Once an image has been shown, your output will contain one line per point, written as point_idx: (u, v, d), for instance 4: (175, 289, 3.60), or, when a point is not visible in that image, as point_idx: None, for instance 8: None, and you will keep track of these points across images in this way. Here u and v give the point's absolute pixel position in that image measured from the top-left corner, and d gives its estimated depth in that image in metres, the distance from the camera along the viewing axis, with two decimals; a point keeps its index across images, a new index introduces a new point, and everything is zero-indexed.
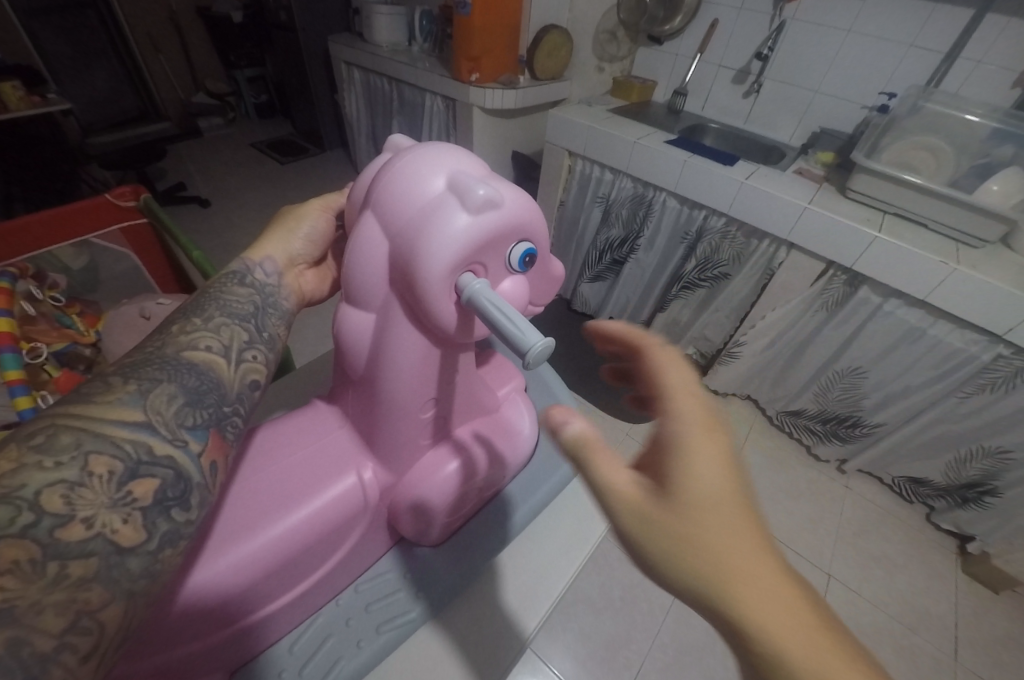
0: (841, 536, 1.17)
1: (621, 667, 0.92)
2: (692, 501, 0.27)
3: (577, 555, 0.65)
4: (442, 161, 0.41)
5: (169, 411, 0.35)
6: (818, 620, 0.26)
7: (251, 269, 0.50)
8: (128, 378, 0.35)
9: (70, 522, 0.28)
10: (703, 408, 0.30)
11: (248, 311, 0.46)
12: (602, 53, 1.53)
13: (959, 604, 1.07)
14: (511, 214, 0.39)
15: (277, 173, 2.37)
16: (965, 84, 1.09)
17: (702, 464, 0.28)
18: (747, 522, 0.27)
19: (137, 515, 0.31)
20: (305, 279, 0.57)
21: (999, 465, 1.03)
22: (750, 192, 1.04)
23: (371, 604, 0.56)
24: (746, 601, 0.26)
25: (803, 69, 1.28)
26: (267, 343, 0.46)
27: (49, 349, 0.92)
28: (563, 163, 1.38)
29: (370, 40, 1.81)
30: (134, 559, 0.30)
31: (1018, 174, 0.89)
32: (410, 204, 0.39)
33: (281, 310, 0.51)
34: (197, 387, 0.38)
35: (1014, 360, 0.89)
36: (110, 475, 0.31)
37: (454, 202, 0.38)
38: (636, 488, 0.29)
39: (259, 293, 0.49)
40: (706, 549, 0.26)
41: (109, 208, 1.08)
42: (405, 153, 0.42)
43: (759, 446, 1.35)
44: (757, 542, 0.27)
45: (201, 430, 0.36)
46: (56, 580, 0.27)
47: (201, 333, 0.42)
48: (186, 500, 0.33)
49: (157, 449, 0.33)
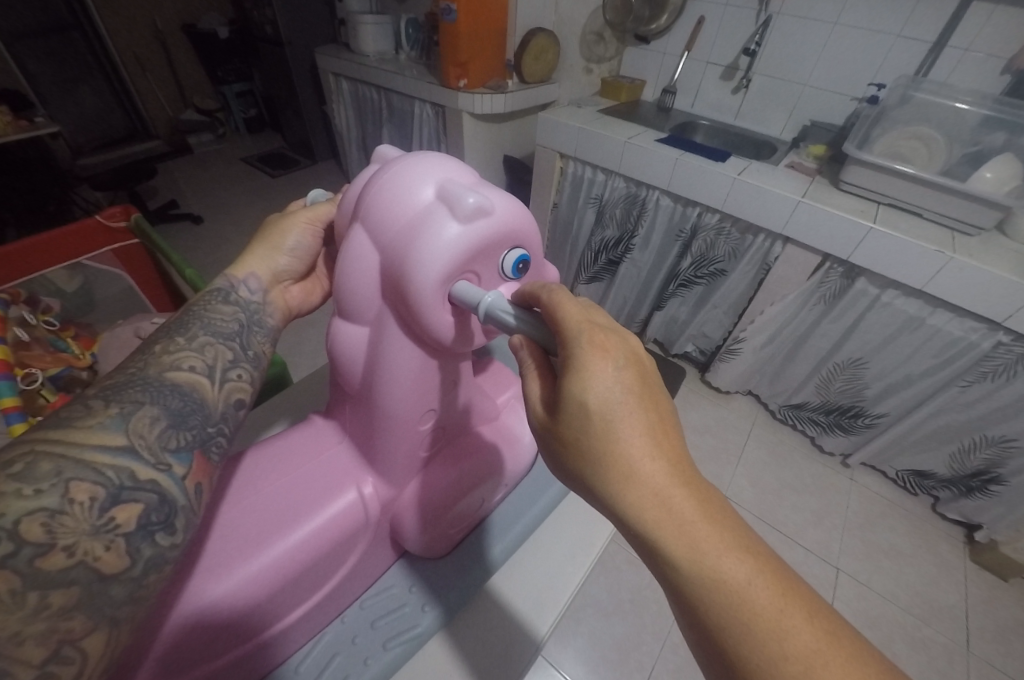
0: (848, 528, 1.16)
1: (633, 670, 0.92)
2: (582, 415, 0.32)
3: (582, 561, 0.64)
4: (429, 170, 0.40)
5: (152, 434, 0.35)
6: (698, 508, 0.31)
7: (235, 287, 0.50)
8: (110, 402, 0.35)
9: (51, 551, 0.28)
10: (597, 333, 0.33)
11: (232, 330, 0.47)
12: (589, 54, 1.53)
13: (967, 590, 1.07)
14: (502, 222, 0.39)
15: (269, 185, 2.37)
16: (953, 73, 1.08)
17: (589, 388, 0.32)
18: (634, 431, 0.31)
19: (121, 541, 0.30)
20: (290, 295, 0.57)
21: (1001, 452, 1.03)
22: (742, 188, 1.04)
23: (377, 620, 0.56)
24: (632, 491, 0.31)
25: (791, 63, 1.27)
26: (252, 361, 0.47)
27: (45, 374, 0.91)
28: (555, 165, 1.37)
29: (357, 50, 1.81)
30: (118, 586, 0.30)
31: (1009, 162, 0.89)
32: (399, 215, 0.39)
33: (266, 328, 0.51)
34: (181, 408, 0.38)
35: (1014, 347, 0.89)
36: (91, 502, 0.30)
37: (443, 211, 0.37)
38: (540, 400, 0.36)
39: (244, 311, 0.49)
40: (596, 452, 0.32)
41: (100, 230, 1.07)
42: (393, 164, 0.42)
43: (762, 441, 1.35)
44: (645, 447, 0.31)
45: (185, 453, 0.36)
46: (37, 610, 0.26)
47: (185, 353, 0.42)
48: (171, 524, 0.33)
49: (140, 474, 0.33)
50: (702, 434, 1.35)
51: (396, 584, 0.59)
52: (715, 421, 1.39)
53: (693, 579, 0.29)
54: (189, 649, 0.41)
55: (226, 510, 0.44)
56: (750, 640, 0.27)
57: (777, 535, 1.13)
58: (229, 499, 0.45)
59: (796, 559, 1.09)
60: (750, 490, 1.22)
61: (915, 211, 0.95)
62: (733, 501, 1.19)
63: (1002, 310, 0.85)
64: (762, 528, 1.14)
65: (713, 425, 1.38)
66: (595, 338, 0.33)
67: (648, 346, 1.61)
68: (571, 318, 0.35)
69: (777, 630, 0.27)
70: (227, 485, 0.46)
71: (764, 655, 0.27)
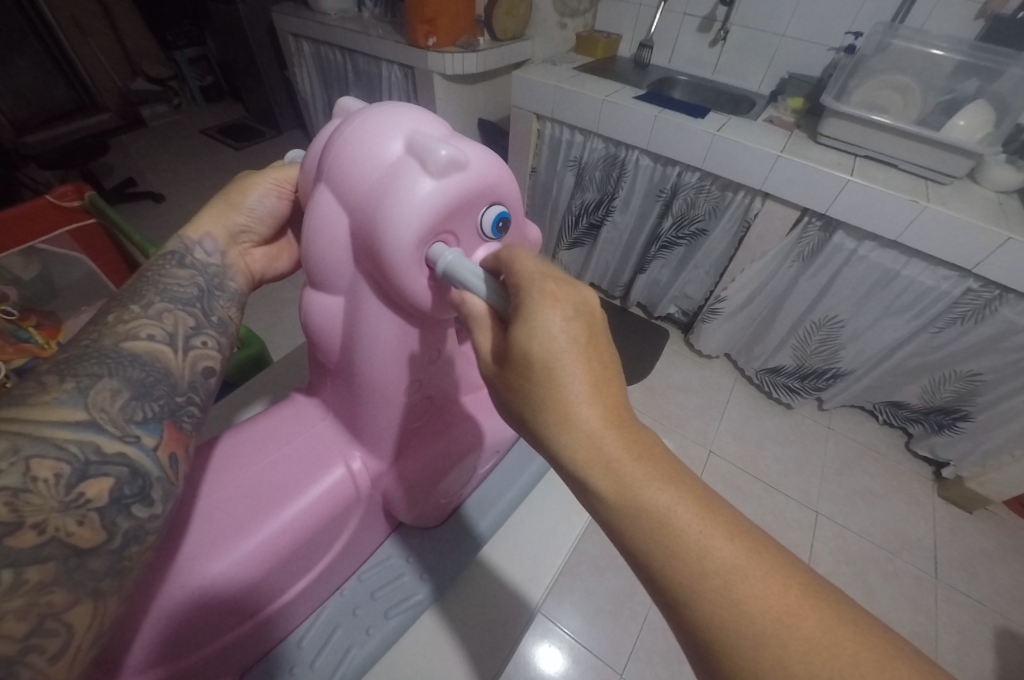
0: (827, 473, 1.22)
1: (627, 618, 0.96)
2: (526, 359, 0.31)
3: (576, 521, 0.67)
4: (397, 123, 0.38)
5: (115, 408, 0.34)
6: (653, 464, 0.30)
7: (190, 249, 0.48)
8: (64, 376, 0.33)
9: (19, 530, 0.26)
10: (549, 284, 0.33)
11: (190, 295, 0.45)
12: (563, 8, 1.44)
13: (935, 524, 1.14)
14: (478, 176, 0.37)
15: (235, 161, 2.26)
16: (930, 17, 1.07)
17: (536, 330, 0.31)
18: (576, 373, 0.31)
19: (94, 516, 0.29)
20: (252, 258, 0.54)
21: (969, 388, 1.08)
22: (722, 144, 1.03)
23: (376, 590, 0.57)
24: (572, 435, 0.31)
25: (768, 12, 1.24)
26: (217, 327, 0.46)
27: (9, 366, 0.88)
28: (531, 127, 1.33)
29: (317, 9, 1.70)
30: (96, 559, 0.29)
31: (980, 109, 0.90)
32: (368, 172, 0.37)
33: (228, 293, 0.49)
34: (144, 380, 0.37)
35: (981, 291, 0.92)
36: (57, 479, 0.29)
37: (415, 166, 0.35)
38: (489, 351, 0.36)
39: (202, 275, 0.47)
40: (538, 404, 0.32)
41: (49, 209, 1.01)
42: (357, 118, 0.39)
43: (744, 397, 1.39)
44: (583, 388, 0.31)
45: (153, 424, 0.35)
46: (13, 587, 0.25)
47: (141, 321, 0.40)
48: (147, 496, 0.33)
49: (107, 447, 0.32)
50: (687, 393, 1.38)
51: (393, 555, 0.60)
52: (699, 381, 1.42)
53: (630, 519, 0.29)
54: (183, 631, 0.41)
55: (210, 493, 0.43)
56: (679, 568, 0.28)
57: (760, 485, 1.18)
58: (211, 484, 0.44)
59: (777, 505, 1.14)
60: (734, 443, 1.27)
61: (890, 163, 0.96)
62: (718, 455, 1.24)
63: (973, 257, 0.87)
64: (745, 479, 1.19)
65: (697, 385, 1.41)
66: (546, 287, 0.33)
67: (631, 310, 1.62)
68: (527, 271, 0.34)
69: (702, 550, 0.28)
70: (209, 469, 0.45)
71: (694, 585, 0.27)
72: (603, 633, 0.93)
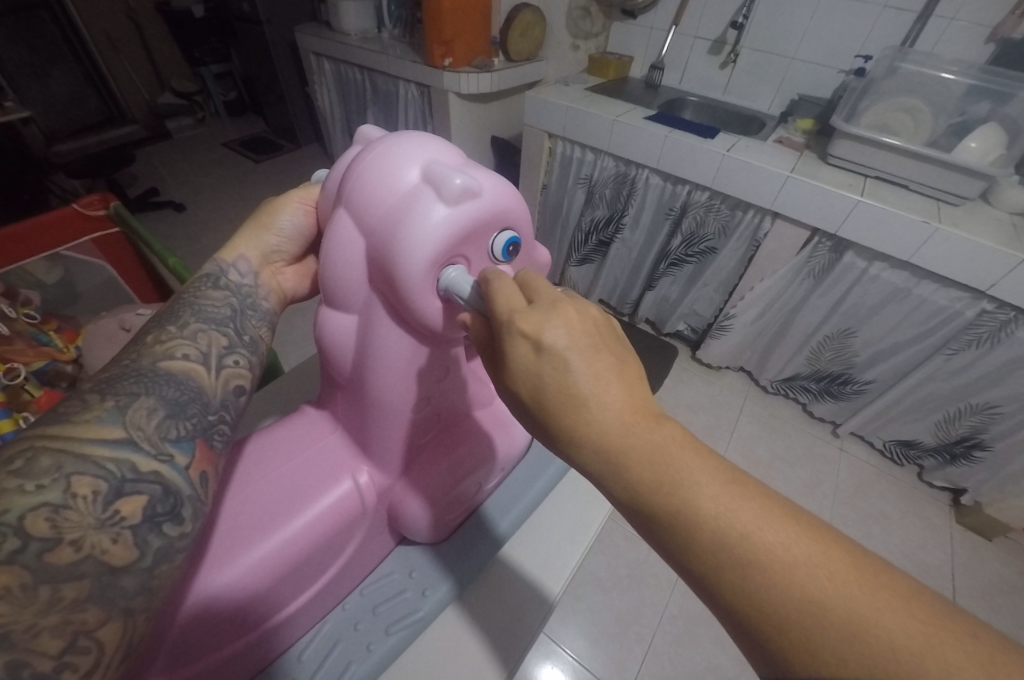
0: (838, 495, 1.20)
1: (632, 641, 0.93)
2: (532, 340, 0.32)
3: (580, 540, 0.64)
4: (414, 151, 0.39)
5: (151, 426, 0.34)
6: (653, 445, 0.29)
7: (224, 271, 0.49)
8: (105, 395, 0.34)
9: (58, 545, 0.27)
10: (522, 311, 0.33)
11: (224, 315, 0.46)
12: (576, 30, 1.50)
13: (954, 553, 1.11)
14: (491, 203, 0.38)
15: (252, 173, 2.31)
16: (940, 42, 1.09)
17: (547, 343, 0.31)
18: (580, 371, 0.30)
19: (127, 533, 0.30)
20: (284, 277, 0.55)
21: (985, 419, 1.05)
22: (731, 164, 1.04)
23: (378, 605, 0.55)
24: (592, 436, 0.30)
25: (778, 37, 1.27)
26: (249, 346, 0.46)
27: (29, 368, 0.90)
28: (543, 145, 1.36)
29: (338, 29, 1.76)
30: (128, 577, 0.29)
31: (993, 132, 0.90)
32: (385, 197, 0.38)
33: (261, 312, 0.50)
34: (178, 398, 0.37)
35: (997, 316, 0.91)
36: (94, 496, 0.29)
37: (430, 193, 0.36)
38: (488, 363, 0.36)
39: (236, 295, 0.48)
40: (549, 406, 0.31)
41: (76, 218, 1.04)
42: (376, 145, 0.40)
43: (754, 416, 1.37)
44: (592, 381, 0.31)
45: (186, 443, 0.35)
46: (50, 603, 0.26)
47: (177, 341, 0.41)
48: (178, 514, 0.32)
49: (141, 466, 0.32)
50: (696, 411, 1.37)
51: (396, 570, 0.59)
52: (708, 398, 1.41)
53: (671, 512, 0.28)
54: (184, 646, 0.40)
55: (226, 506, 0.43)
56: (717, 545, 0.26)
57: None
58: (225, 493, 0.44)
59: None
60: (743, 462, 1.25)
61: (902, 184, 0.96)
62: None
63: (985, 279, 0.86)
64: None
65: (706, 403, 1.40)
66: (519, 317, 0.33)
67: (639, 326, 1.62)
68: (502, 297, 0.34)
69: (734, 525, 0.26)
70: (228, 478, 0.46)
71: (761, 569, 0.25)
72: (607, 658, 0.91)
